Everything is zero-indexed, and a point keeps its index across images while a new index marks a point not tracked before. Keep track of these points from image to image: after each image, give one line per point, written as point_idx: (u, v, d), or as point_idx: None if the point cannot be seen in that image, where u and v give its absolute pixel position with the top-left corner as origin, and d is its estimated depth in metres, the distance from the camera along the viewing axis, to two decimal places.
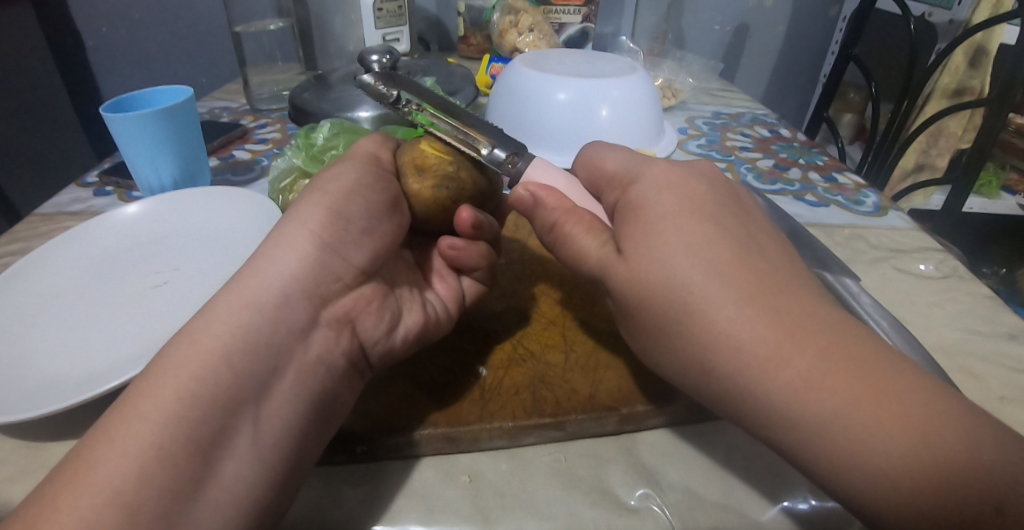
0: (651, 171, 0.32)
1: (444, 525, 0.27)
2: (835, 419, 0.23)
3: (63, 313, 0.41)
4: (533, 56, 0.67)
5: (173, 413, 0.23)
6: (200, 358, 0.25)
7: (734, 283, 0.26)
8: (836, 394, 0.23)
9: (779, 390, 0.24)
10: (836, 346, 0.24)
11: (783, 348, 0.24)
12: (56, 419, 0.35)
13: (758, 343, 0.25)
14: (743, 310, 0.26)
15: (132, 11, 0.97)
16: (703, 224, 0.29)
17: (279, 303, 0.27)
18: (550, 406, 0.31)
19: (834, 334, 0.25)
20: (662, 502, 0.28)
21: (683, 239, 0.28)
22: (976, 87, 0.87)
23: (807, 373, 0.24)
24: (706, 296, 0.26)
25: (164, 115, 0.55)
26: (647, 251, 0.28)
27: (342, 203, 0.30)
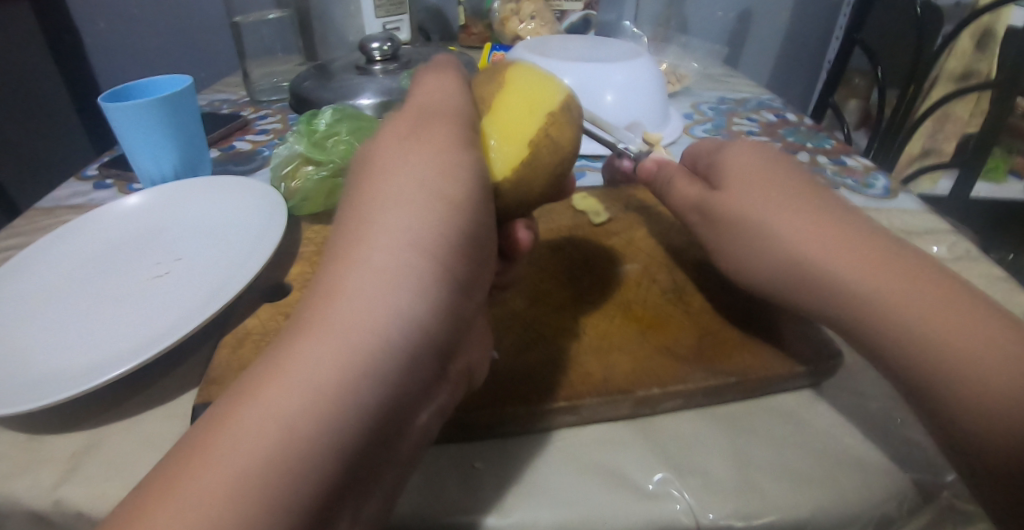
0: (732, 146, 0.39)
1: (458, 511, 0.26)
2: (913, 312, 0.26)
3: (64, 306, 0.41)
4: (535, 42, 0.66)
5: (282, 461, 0.19)
6: (300, 407, 0.20)
7: (819, 213, 0.31)
8: (912, 297, 0.27)
9: (852, 289, 0.28)
10: (912, 265, 0.28)
11: (874, 265, 0.28)
12: (63, 412, 0.35)
13: (848, 270, 0.29)
14: (830, 234, 0.30)
15: (130, 5, 0.96)
16: (782, 180, 0.34)
17: (413, 357, 0.22)
18: (562, 390, 0.31)
19: (905, 267, 0.28)
20: (681, 487, 0.27)
21: (756, 173, 0.35)
22: (984, 71, 0.86)
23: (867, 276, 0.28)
24: (799, 241, 0.31)
25: (163, 104, 0.54)
26: (742, 190, 0.35)
27: (452, 220, 0.25)
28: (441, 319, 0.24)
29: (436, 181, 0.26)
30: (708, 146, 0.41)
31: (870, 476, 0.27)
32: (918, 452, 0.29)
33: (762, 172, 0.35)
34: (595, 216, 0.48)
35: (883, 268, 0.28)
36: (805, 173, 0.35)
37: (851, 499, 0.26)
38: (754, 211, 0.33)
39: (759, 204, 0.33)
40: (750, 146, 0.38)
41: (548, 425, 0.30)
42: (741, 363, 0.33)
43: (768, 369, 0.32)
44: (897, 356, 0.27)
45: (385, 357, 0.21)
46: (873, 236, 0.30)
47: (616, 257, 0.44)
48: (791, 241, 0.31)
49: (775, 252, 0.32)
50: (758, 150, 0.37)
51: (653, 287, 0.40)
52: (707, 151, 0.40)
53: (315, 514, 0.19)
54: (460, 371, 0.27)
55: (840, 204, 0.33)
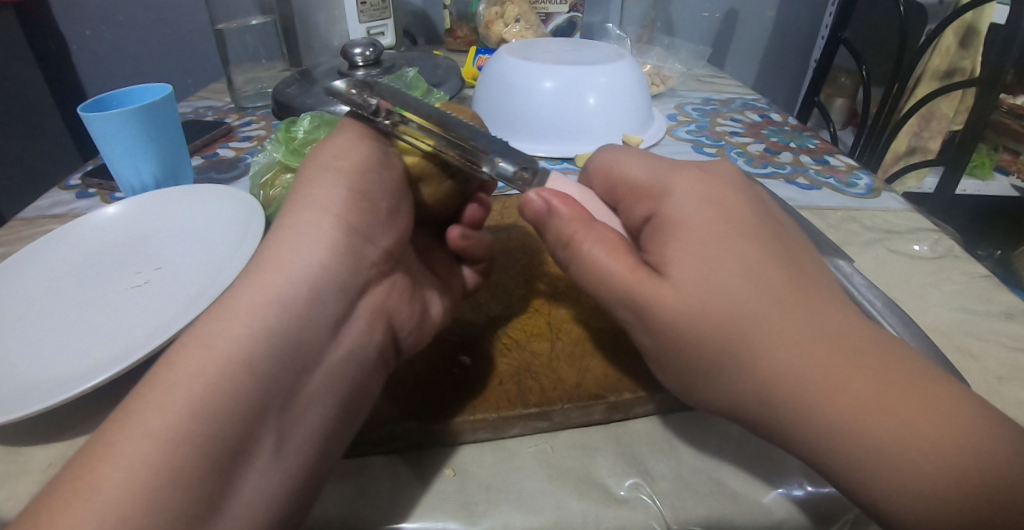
0: (679, 182, 0.29)
1: (427, 520, 0.26)
2: (892, 448, 0.22)
3: (42, 315, 0.40)
4: (519, 45, 0.66)
5: (193, 394, 0.22)
6: (216, 346, 0.24)
7: (793, 312, 0.25)
8: (894, 430, 0.22)
9: (819, 415, 0.23)
10: (887, 379, 0.23)
11: (845, 380, 0.23)
12: (38, 423, 0.34)
13: (795, 351, 0.24)
14: (807, 344, 0.24)
15: (113, 12, 0.95)
16: (751, 250, 0.26)
17: (305, 299, 0.26)
18: (535, 396, 0.31)
19: (851, 350, 0.24)
20: (653, 491, 0.27)
21: (712, 243, 0.27)
22: (967, 68, 0.86)
23: (805, 353, 0.24)
24: (745, 309, 0.25)
25: (142, 112, 0.53)
26: (693, 268, 0.26)
27: (356, 180, 0.30)
28: (354, 257, 0.29)
29: (336, 158, 0.30)
30: (646, 176, 0.30)
31: None
32: None
33: (726, 243, 0.27)
34: None
35: (835, 351, 0.24)
36: (772, 234, 0.28)
37: (827, 499, 0.26)
38: (713, 311, 0.26)
39: (721, 302, 0.25)
40: (699, 183, 0.29)
41: (513, 432, 0.30)
42: None
43: None
44: (823, 445, 0.23)
45: (285, 298, 0.26)
46: (859, 341, 0.24)
47: None
48: (764, 355, 0.25)
49: (732, 353, 0.25)
50: (718, 196, 0.29)
51: None
52: (651, 189, 0.30)
53: (224, 443, 0.22)
54: (378, 311, 0.30)
55: (817, 289, 0.26)
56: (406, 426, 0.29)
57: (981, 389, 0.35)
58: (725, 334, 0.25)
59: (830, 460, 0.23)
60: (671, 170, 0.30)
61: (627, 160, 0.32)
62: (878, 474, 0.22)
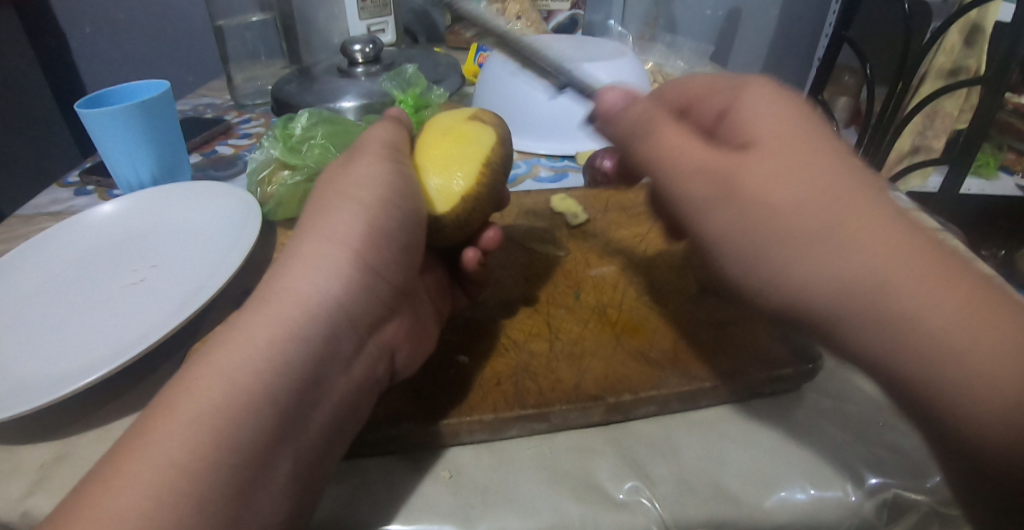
0: (757, 83, 0.29)
1: (422, 523, 0.25)
2: (976, 348, 0.19)
3: (35, 313, 0.40)
4: (520, 42, 0.66)
5: (208, 419, 0.21)
6: (232, 374, 0.22)
7: (879, 206, 0.22)
8: (984, 330, 0.19)
9: (897, 303, 0.21)
10: (979, 289, 0.20)
11: (933, 278, 0.21)
12: (30, 422, 0.34)
13: (864, 250, 0.21)
14: (885, 236, 0.22)
15: (113, 9, 0.95)
16: (802, 130, 0.25)
17: (327, 325, 0.25)
18: (533, 398, 0.30)
19: (932, 261, 0.21)
20: (653, 495, 0.26)
21: (791, 139, 0.25)
22: (972, 66, 0.85)
23: (877, 253, 0.21)
24: (811, 209, 0.23)
25: (139, 109, 0.53)
26: (778, 151, 0.25)
27: (377, 213, 0.28)
28: (365, 280, 0.27)
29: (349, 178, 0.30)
30: (717, 83, 0.31)
31: (847, 480, 0.27)
32: (900, 456, 0.28)
33: (811, 138, 0.25)
34: (574, 217, 0.47)
35: (919, 262, 0.21)
36: (851, 147, 0.26)
37: (828, 503, 0.26)
38: (795, 200, 0.23)
39: (806, 186, 0.23)
40: (766, 90, 0.28)
41: (510, 434, 0.30)
42: (718, 367, 0.32)
43: (746, 372, 0.32)
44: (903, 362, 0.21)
45: (312, 320, 0.25)
46: (945, 252, 0.21)
47: (595, 260, 0.43)
48: (833, 243, 0.22)
49: (798, 237, 0.23)
50: (792, 101, 0.27)
51: (630, 290, 0.40)
52: (724, 89, 0.30)
53: (240, 475, 0.21)
54: (385, 349, 0.29)
55: (901, 201, 0.23)
56: (400, 429, 0.28)
57: None
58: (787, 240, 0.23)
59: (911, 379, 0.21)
60: (741, 80, 0.30)
61: (698, 77, 0.33)
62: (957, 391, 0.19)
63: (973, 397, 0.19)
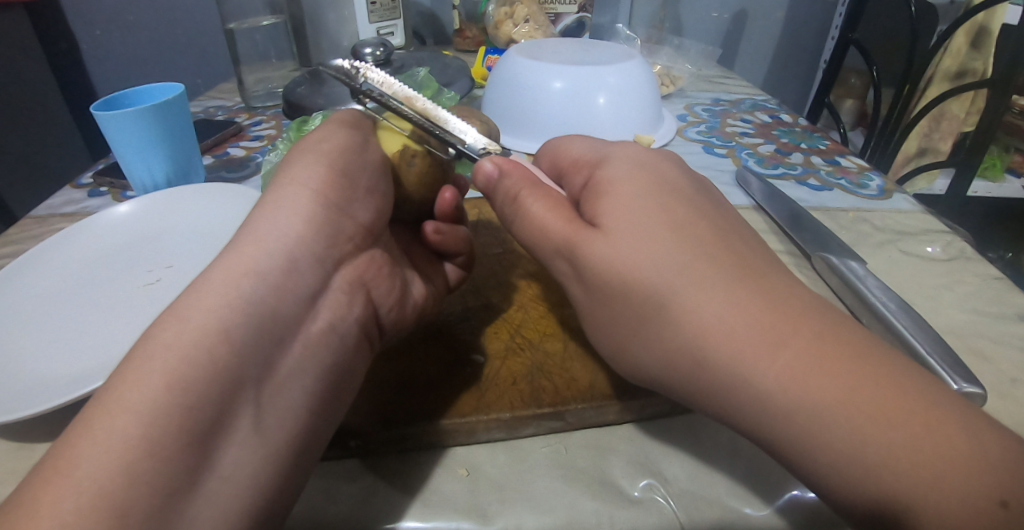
0: (616, 153, 0.33)
1: (441, 519, 0.26)
2: (834, 415, 0.22)
3: (54, 312, 0.40)
4: (528, 45, 0.66)
5: (169, 369, 0.21)
6: (192, 321, 0.23)
7: (725, 278, 0.26)
8: (835, 395, 0.22)
9: (810, 407, 0.22)
10: (836, 351, 0.23)
11: (779, 344, 0.23)
12: (50, 419, 0.35)
13: (727, 321, 0.24)
14: (749, 320, 0.24)
15: (126, 12, 0.96)
16: (668, 203, 0.29)
17: (284, 273, 0.26)
18: (549, 396, 0.31)
19: (801, 317, 0.24)
20: (667, 493, 0.27)
21: (653, 217, 0.28)
22: (979, 69, 0.85)
23: (733, 322, 0.24)
24: (689, 289, 0.26)
25: (155, 111, 0.54)
26: (627, 229, 0.28)
27: (336, 155, 0.30)
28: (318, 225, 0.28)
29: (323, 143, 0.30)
30: (585, 154, 0.34)
31: None
32: None
33: (660, 208, 0.29)
34: None
35: (779, 325, 0.24)
36: (699, 210, 0.29)
37: None
38: (656, 272, 0.27)
39: (652, 261, 0.27)
40: (635, 158, 0.32)
41: (526, 432, 0.30)
42: None
43: None
44: (785, 431, 0.23)
45: (267, 269, 0.25)
46: (805, 314, 0.24)
47: None
48: (685, 319, 0.26)
49: (660, 303, 0.27)
50: (650, 168, 0.31)
51: None
52: (586, 163, 0.34)
53: None
54: (357, 283, 0.30)
55: (754, 266, 0.26)
56: (420, 426, 0.29)
57: (994, 392, 0.35)
58: (674, 317, 0.26)
59: (788, 447, 0.23)
60: (614, 149, 0.34)
61: (569, 142, 0.36)
62: (847, 456, 0.21)
63: (844, 446, 0.21)
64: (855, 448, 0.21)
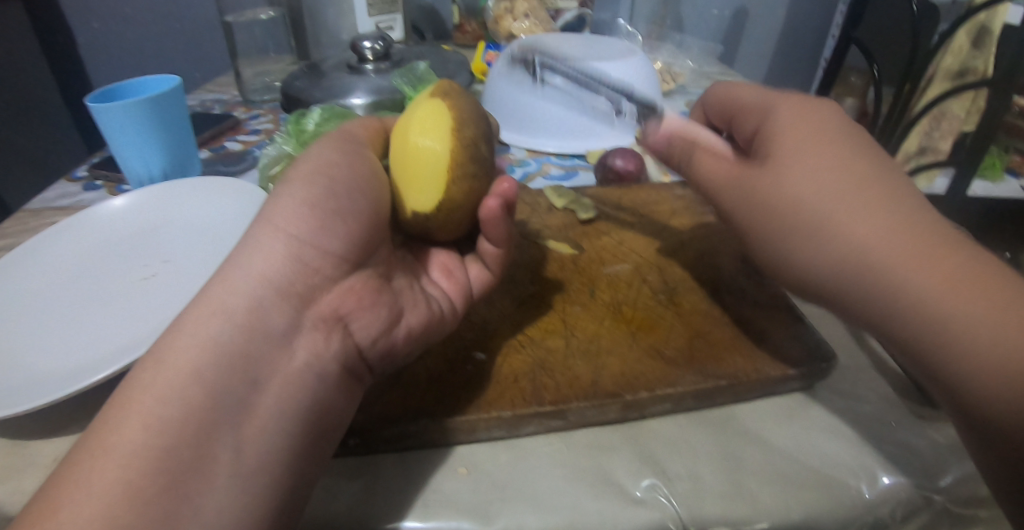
0: (787, 99, 0.34)
1: (440, 518, 0.25)
2: (983, 328, 0.24)
3: (48, 307, 0.40)
4: (529, 40, 0.66)
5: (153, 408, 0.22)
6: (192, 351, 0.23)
7: (899, 203, 0.28)
8: (978, 306, 0.24)
9: (956, 323, 0.24)
10: (989, 276, 0.24)
11: (933, 261, 0.26)
12: (44, 416, 0.34)
13: (882, 240, 0.27)
14: (903, 244, 0.26)
15: (122, 4, 0.95)
16: (839, 141, 0.30)
17: (252, 310, 0.25)
18: (551, 394, 0.30)
19: (962, 253, 0.26)
20: (669, 492, 0.26)
21: (824, 149, 0.30)
22: (979, 67, 0.86)
23: (881, 240, 0.27)
24: (842, 212, 0.28)
25: (150, 103, 0.53)
26: (799, 157, 0.30)
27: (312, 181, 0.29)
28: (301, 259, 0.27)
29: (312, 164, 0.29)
30: (753, 100, 0.36)
31: (862, 479, 0.27)
32: (912, 455, 0.28)
33: (835, 139, 0.30)
34: (583, 211, 0.48)
35: (933, 251, 0.26)
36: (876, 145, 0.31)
37: (843, 502, 0.26)
38: (814, 192, 0.29)
39: (821, 178, 0.29)
40: (802, 107, 0.32)
41: (527, 430, 0.30)
42: (734, 366, 0.32)
43: (760, 371, 0.32)
44: (927, 340, 0.26)
45: (235, 307, 0.25)
46: (969, 255, 0.25)
47: (608, 258, 0.43)
48: (836, 234, 0.28)
49: (809, 224, 0.29)
50: (820, 110, 0.32)
51: (644, 288, 0.40)
52: (757, 107, 0.35)
53: None
54: (335, 318, 0.28)
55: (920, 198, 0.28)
56: (419, 425, 0.29)
57: None
58: (828, 230, 0.29)
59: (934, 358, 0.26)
60: (781, 95, 0.35)
61: (738, 87, 0.38)
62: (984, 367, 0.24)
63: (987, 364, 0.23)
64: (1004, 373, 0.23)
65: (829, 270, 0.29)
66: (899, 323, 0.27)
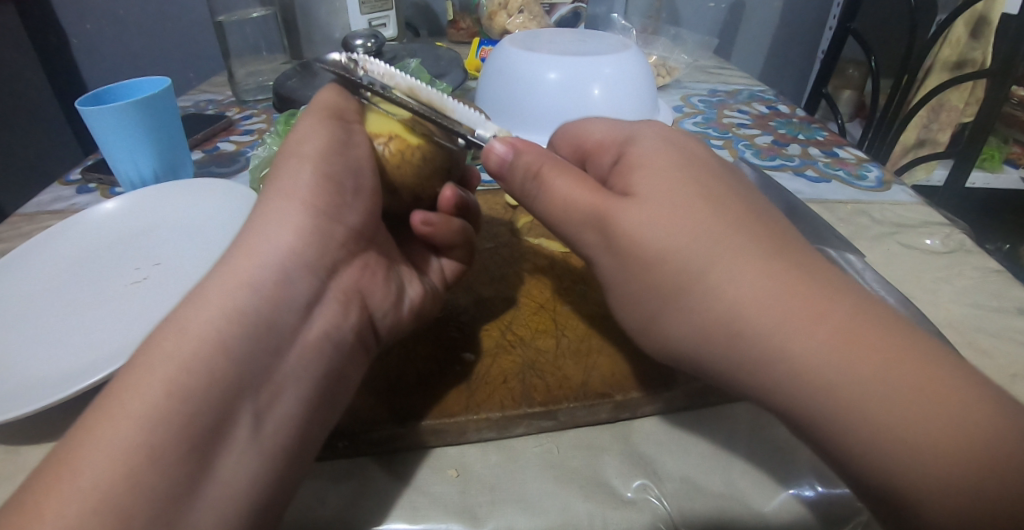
0: (642, 131, 0.31)
1: (431, 521, 0.25)
2: (828, 363, 0.21)
3: (38, 312, 0.40)
4: (523, 35, 0.65)
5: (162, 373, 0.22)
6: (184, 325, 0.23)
7: (738, 231, 0.25)
8: (831, 344, 0.22)
9: (826, 377, 0.21)
10: (867, 317, 0.22)
11: (814, 307, 0.22)
12: (34, 421, 0.34)
13: (741, 279, 0.24)
14: (766, 284, 0.23)
15: (116, 5, 0.94)
16: (656, 163, 0.28)
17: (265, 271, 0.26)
18: (541, 395, 0.30)
19: (819, 288, 0.23)
20: (661, 493, 0.26)
21: (651, 180, 0.27)
22: (978, 58, 0.85)
23: (757, 288, 0.23)
24: (692, 250, 0.25)
25: (140, 105, 0.52)
26: (648, 205, 0.27)
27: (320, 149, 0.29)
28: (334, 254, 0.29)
29: (319, 135, 0.31)
30: (609, 134, 0.32)
31: None
32: None
33: (665, 177, 0.27)
34: None
35: (794, 285, 0.23)
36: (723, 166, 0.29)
37: (835, 499, 0.26)
38: (659, 236, 0.26)
39: (683, 233, 0.25)
40: (662, 132, 0.31)
41: (519, 432, 0.30)
42: None
43: None
44: (800, 397, 0.22)
45: (253, 269, 0.26)
46: (828, 291, 0.23)
47: None
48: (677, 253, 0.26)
49: (639, 253, 0.27)
50: (674, 141, 0.30)
51: None
52: (612, 141, 0.32)
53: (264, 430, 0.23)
54: (351, 292, 0.30)
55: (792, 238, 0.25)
56: (408, 426, 0.28)
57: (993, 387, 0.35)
58: (665, 272, 0.26)
59: (812, 421, 0.22)
60: (627, 127, 0.32)
61: (590, 123, 0.34)
62: (860, 424, 0.21)
63: (870, 428, 0.20)
64: (866, 434, 0.21)
65: (699, 335, 0.25)
66: (760, 377, 0.24)
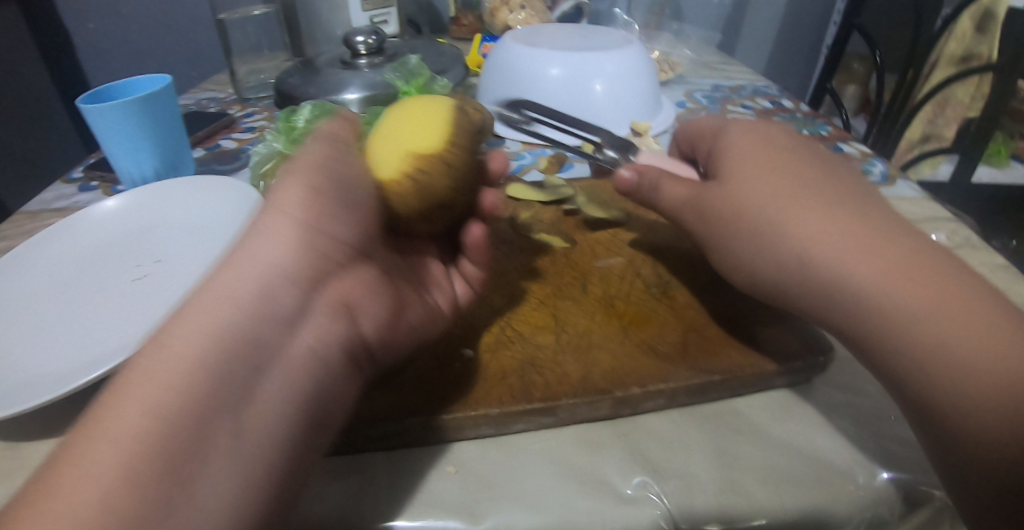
0: (737, 134, 0.37)
1: (429, 519, 0.25)
2: (917, 319, 0.25)
3: (38, 309, 0.40)
4: (526, 31, 0.65)
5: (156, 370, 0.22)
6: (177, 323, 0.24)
7: (859, 217, 0.28)
8: (916, 298, 0.25)
9: (915, 334, 0.25)
10: (938, 274, 0.26)
11: (907, 276, 0.26)
12: (34, 418, 0.34)
13: (840, 254, 0.27)
14: (856, 258, 0.27)
15: (119, 4, 0.94)
16: (786, 161, 0.33)
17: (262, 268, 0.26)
18: (540, 391, 0.30)
19: (896, 254, 0.26)
20: (662, 491, 0.26)
21: (774, 177, 0.32)
22: (986, 53, 0.81)
23: (866, 261, 0.27)
24: (826, 241, 0.28)
25: (139, 103, 0.52)
26: (776, 195, 0.31)
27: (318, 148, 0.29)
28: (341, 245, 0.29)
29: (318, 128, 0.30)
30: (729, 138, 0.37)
31: (859, 475, 0.27)
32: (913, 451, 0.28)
33: (782, 171, 0.32)
34: (571, 202, 0.48)
35: (866, 249, 0.27)
36: (815, 157, 0.34)
37: (841, 497, 0.26)
38: (788, 224, 0.30)
39: (809, 220, 0.29)
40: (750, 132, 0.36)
41: (519, 428, 0.30)
42: (729, 360, 0.32)
43: (756, 366, 0.31)
44: (899, 358, 0.25)
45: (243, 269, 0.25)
46: (913, 257, 0.26)
47: (602, 251, 0.42)
48: (762, 228, 0.31)
49: (765, 237, 0.31)
50: (766, 135, 0.35)
51: (637, 281, 0.39)
52: (748, 139, 0.35)
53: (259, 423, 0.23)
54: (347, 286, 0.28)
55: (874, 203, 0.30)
56: (407, 424, 0.28)
57: None
58: (804, 263, 0.29)
59: (904, 377, 0.25)
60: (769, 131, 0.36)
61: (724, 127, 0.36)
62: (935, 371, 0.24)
63: (950, 388, 0.23)
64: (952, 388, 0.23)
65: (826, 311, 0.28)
66: (872, 339, 0.27)
